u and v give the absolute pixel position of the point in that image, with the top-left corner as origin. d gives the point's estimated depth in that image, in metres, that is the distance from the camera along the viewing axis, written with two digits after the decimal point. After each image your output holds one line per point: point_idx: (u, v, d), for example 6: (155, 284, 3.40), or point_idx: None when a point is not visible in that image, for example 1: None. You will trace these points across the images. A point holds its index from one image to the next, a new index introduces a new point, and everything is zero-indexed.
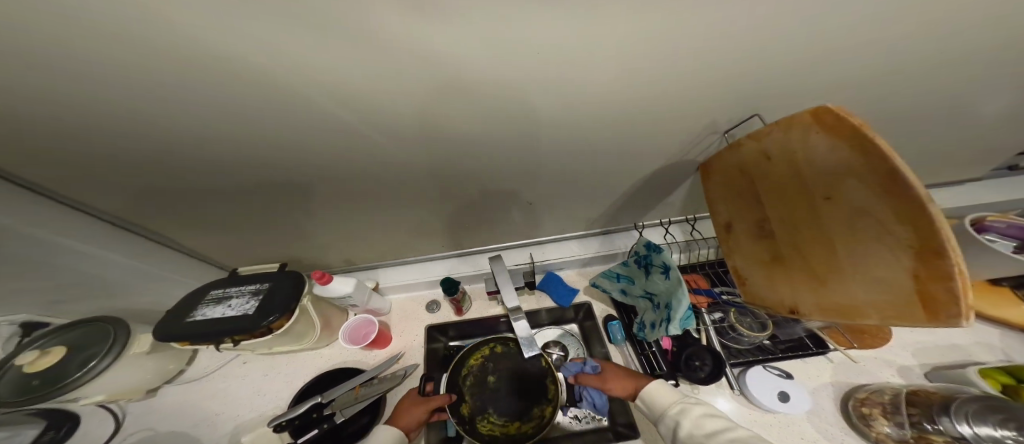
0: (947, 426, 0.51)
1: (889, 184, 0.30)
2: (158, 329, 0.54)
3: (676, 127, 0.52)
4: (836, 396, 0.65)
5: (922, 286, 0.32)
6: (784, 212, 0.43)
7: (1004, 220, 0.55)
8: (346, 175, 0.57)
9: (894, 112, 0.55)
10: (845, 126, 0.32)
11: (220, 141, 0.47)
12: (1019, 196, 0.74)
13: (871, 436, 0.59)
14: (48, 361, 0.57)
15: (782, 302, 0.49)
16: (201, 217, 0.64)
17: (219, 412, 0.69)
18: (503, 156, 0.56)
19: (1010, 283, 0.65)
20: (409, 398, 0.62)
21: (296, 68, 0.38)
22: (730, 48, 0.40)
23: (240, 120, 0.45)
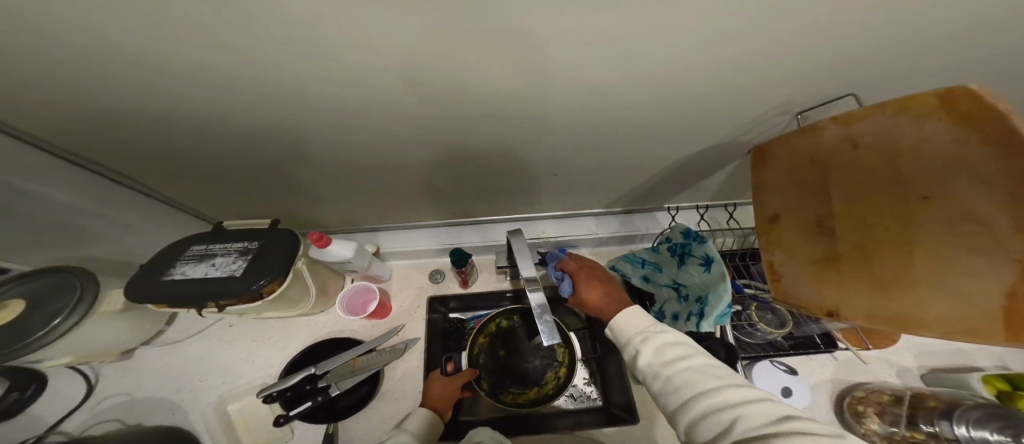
0: (943, 428, 0.53)
1: (1013, 185, 0.26)
2: (128, 288, 0.47)
3: (745, 105, 0.46)
4: (831, 394, 0.66)
5: (1013, 304, 0.28)
6: (857, 209, 0.39)
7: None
8: (357, 129, 0.48)
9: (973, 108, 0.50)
10: (978, 112, 0.27)
11: (211, 86, 0.38)
12: None
13: (859, 430, 0.61)
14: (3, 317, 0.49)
15: (823, 303, 0.46)
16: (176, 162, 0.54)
17: (203, 378, 0.63)
18: (544, 121, 0.48)
19: None
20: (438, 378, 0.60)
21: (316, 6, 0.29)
22: (857, 20, 0.32)
23: (223, 59, 0.34)
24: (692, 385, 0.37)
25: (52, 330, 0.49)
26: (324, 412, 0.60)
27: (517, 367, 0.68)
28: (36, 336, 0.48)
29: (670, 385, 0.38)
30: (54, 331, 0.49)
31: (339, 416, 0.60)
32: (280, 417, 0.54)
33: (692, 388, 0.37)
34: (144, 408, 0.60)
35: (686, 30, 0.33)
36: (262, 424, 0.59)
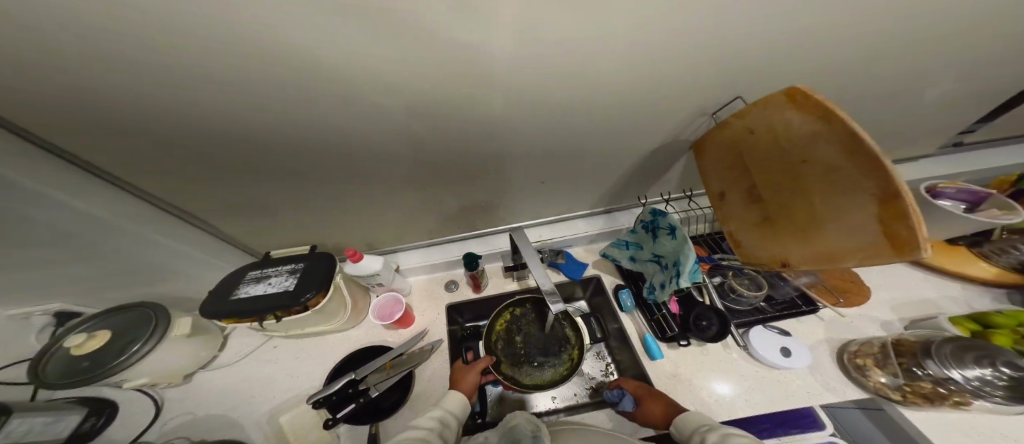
0: (935, 370, 0.54)
1: (850, 145, 0.37)
2: (204, 306, 0.59)
3: (673, 108, 0.58)
4: (830, 351, 0.68)
5: (885, 227, 0.38)
6: (770, 178, 0.50)
7: (954, 186, 0.61)
8: (376, 163, 0.62)
9: (859, 92, 0.62)
10: (812, 100, 0.40)
11: (272, 135, 0.53)
12: (992, 165, 0.81)
13: (870, 385, 0.61)
14: (93, 345, 0.61)
15: (774, 259, 0.55)
16: (235, 209, 0.68)
17: (255, 394, 0.73)
18: (519, 140, 0.61)
19: (966, 241, 0.73)
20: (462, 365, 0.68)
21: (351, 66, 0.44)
22: (718, 34, 0.46)
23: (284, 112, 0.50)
24: None
25: (132, 356, 0.61)
26: (368, 414, 0.66)
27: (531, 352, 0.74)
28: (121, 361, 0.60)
29: None
30: (132, 357, 0.60)
31: (379, 416, 0.65)
32: (329, 420, 0.61)
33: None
34: (207, 424, 0.69)
35: (600, 54, 0.47)
36: (310, 433, 0.65)
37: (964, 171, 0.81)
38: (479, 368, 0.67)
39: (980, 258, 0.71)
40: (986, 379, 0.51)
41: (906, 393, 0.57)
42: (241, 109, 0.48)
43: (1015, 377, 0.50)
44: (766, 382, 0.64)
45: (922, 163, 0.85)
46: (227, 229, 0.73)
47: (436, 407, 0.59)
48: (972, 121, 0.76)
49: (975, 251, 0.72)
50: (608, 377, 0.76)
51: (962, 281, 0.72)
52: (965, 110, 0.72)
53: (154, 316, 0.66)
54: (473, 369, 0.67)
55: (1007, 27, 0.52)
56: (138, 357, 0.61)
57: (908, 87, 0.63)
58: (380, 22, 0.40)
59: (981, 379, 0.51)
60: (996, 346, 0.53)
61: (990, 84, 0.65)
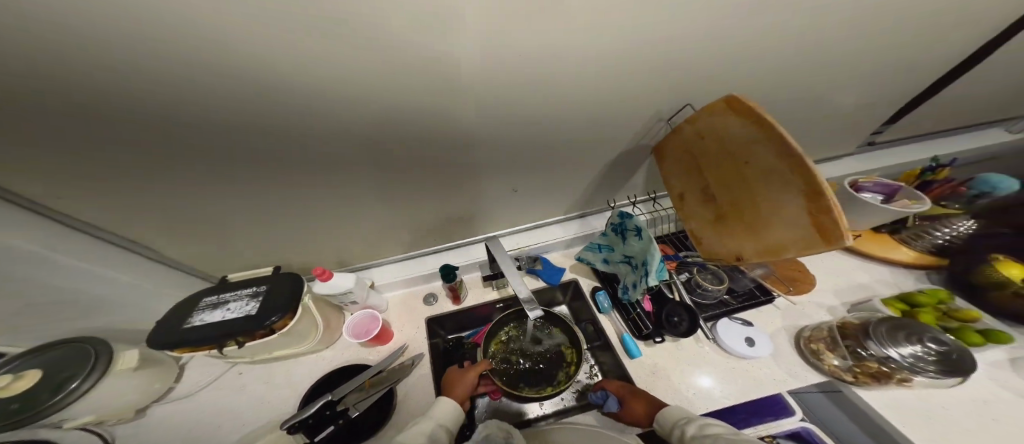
0: (875, 350, 0.61)
1: (781, 147, 0.43)
2: (152, 338, 0.55)
3: (629, 115, 0.63)
4: (789, 337, 0.73)
5: (815, 220, 0.43)
6: (720, 179, 0.55)
7: (870, 182, 0.76)
8: (344, 176, 0.62)
9: (788, 100, 0.70)
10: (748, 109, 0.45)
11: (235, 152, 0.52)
12: (900, 163, 0.93)
13: (826, 369, 0.66)
14: (23, 385, 0.56)
15: (729, 254, 0.59)
16: (193, 228, 0.64)
17: (221, 423, 0.68)
18: (489, 151, 0.64)
19: (887, 229, 0.83)
20: (458, 373, 0.68)
21: (318, 84, 0.46)
22: (660, 49, 0.52)
23: (247, 127, 0.49)
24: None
25: (70, 395, 0.56)
26: (347, 436, 0.63)
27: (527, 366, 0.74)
28: (56, 400, 0.56)
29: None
30: (69, 396, 0.56)
31: (360, 436, 0.63)
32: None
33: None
34: None
35: (558, 68, 0.51)
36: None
37: (880, 168, 0.93)
38: (476, 372, 0.67)
39: (902, 243, 0.81)
40: (917, 355, 0.59)
41: (856, 373, 0.63)
42: (201, 126, 0.47)
43: (936, 351, 0.59)
44: (736, 371, 0.67)
45: (847, 161, 0.96)
46: (183, 252, 0.69)
47: (426, 419, 0.58)
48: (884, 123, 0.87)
49: (896, 237, 0.82)
50: (593, 378, 0.77)
51: (890, 266, 0.80)
52: (877, 114, 0.83)
53: (96, 349, 0.62)
54: (471, 371, 0.67)
55: (902, 42, 0.61)
56: (77, 395, 0.57)
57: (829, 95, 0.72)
58: (343, 41, 0.42)
59: (914, 356, 0.59)
60: (920, 325, 0.61)
61: (893, 91, 0.76)
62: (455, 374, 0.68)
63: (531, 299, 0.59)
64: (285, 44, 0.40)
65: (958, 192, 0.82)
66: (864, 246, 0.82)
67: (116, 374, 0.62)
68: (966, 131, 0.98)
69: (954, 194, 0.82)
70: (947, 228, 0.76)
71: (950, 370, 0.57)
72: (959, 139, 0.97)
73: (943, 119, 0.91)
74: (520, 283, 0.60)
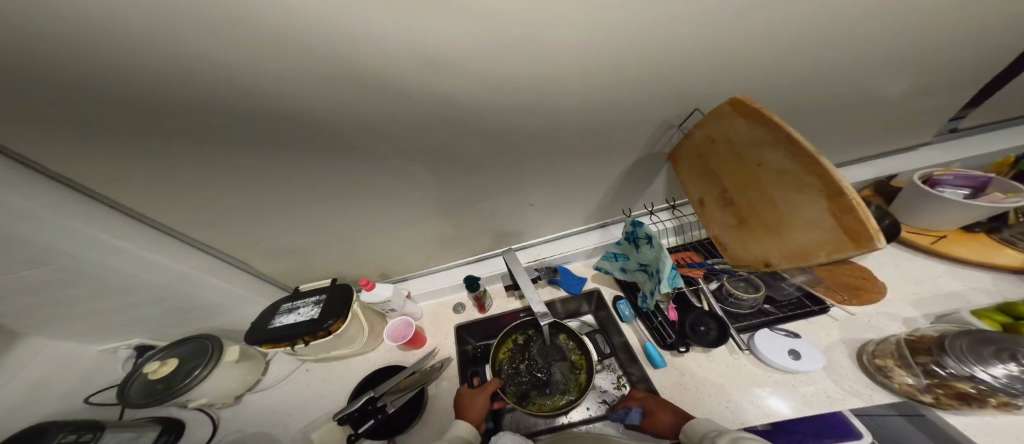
0: (957, 369, 0.49)
1: (792, 147, 0.41)
2: (247, 334, 0.68)
3: (636, 125, 0.64)
4: (849, 352, 0.63)
5: (840, 221, 0.40)
6: (736, 182, 0.53)
7: (951, 174, 0.67)
8: (377, 206, 0.70)
9: (817, 93, 0.65)
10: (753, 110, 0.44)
11: (288, 191, 0.62)
12: (985, 150, 0.80)
13: (898, 390, 0.56)
14: (167, 370, 0.72)
15: (757, 260, 0.55)
16: (260, 258, 0.76)
17: (291, 413, 0.81)
18: (503, 172, 0.69)
19: (983, 228, 0.71)
20: (469, 393, 0.71)
21: (355, 129, 0.55)
22: (655, 60, 0.53)
23: (300, 170, 0.59)
24: None
25: (195, 378, 0.71)
26: (384, 430, 0.71)
27: (536, 376, 0.77)
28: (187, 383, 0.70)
29: None
30: (195, 379, 0.71)
31: (396, 431, 0.71)
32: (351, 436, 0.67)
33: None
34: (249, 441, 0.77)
35: (558, 91, 0.55)
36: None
37: (957, 158, 0.80)
38: (488, 391, 0.70)
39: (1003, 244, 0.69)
40: (1017, 376, 0.46)
41: (938, 396, 0.52)
42: (273, 171, 0.57)
43: None
44: (781, 386, 0.61)
45: (912, 153, 0.85)
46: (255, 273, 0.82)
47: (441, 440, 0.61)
48: (954, 108, 0.76)
49: (996, 238, 0.70)
50: (621, 389, 0.74)
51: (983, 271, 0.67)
52: (944, 97, 0.73)
53: (211, 346, 0.77)
54: (482, 392, 0.70)
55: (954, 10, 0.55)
56: (200, 379, 0.71)
57: (872, 83, 0.66)
58: (380, 93, 0.50)
59: (1013, 377, 0.46)
60: (1011, 337, 0.48)
61: (958, 70, 0.67)
62: (465, 395, 0.70)
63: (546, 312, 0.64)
64: (339, 100, 0.50)
65: None
66: (953, 247, 0.70)
67: (222, 365, 0.77)
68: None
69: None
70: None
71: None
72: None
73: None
74: (535, 293, 0.63)
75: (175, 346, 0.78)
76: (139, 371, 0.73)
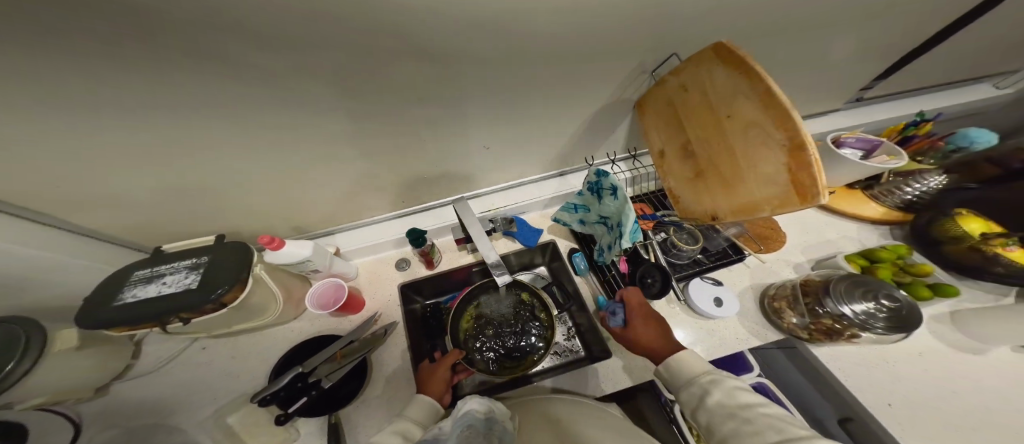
0: (832, 308, 0.59)
1: (765, 98, 0.40)
2: (78, 317, 0.47)
3: (608, 64, 0.57)
4: (755, 296, 0.72)
5: (794, 176, 0.39)
6: (700, 135, 0.52)
7: (853, 136, 0.75)
8: (282, 139, 0.54)
9: (776, 47, 0.64)
10: (735, 56, 0.42)
11: (127, 115, 0.42)
12: (879, 119, 0.92)
13: (783, 327, 0.66)
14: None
15: (705, 212, 0.56)
16: (106, 206, 0.54)
17: (190, 400, 0.66)
18: (451, 105, 0.57)
19: (861, 185, 0.82)
20: (428, 369, 0.65)
21: (213, 19, 0.36)
22: None
23: (135, 84, 0.39)
24: (780, 430, 0.41)
25: (6, 377, 0.48)
26: (325, 403, 0.64)
27: (500, 342, 0.74)
28: None
29: (747, 426, 0.43)
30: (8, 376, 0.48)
31: (338, 406, 0.63)
32: (280, 417, 0.58)
33: (776, 434, 0.41)
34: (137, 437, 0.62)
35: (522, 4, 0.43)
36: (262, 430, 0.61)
37: (857, 124, 0.92)
38: (447, 364, 0.65)
39: (871, 199, 0.80)
40: (869, 312, 0.57)
41: (811, 330, 0.62)
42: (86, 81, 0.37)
43: (889, 307, 0.57)
44: (703, 333, 0.67)
45: (827, 118, 0.94)
46: (104, 232, 0.60)
47: (400, 418, 0.55)
48: (869, 78, 0.85)
49: (868, 193, 0.81)
50: (571, 340, 0.78)
51: (857, 221, 0.80)
52: (865, 67, 0.80)
53: (27, 333, 0.52)
54: (442, 365, 0.64)
55: None
56: (17, 376, 0.49)
57: (816, 48, 0.68)
58: None
59: (866, 312, 0.57)
60: (879, 282, 0.59)
61: (879, 43, 0.72)
62: (425, 370, 0.65)
63: (499, 263, 0.58)
64: None
65: (937, 147, 0.81)
66: (838, 202, 0.81)
67: (54, 356, 0.54)
68: (951, 87, 0.96)
69: (931, 149, 0.83)
70: (920, 183, 0.76)
71: (898, 325, 0.56)
72: (945, 95, 0.96)
73: (932, 74, 0.88)
74: (488, 246, 0.57)
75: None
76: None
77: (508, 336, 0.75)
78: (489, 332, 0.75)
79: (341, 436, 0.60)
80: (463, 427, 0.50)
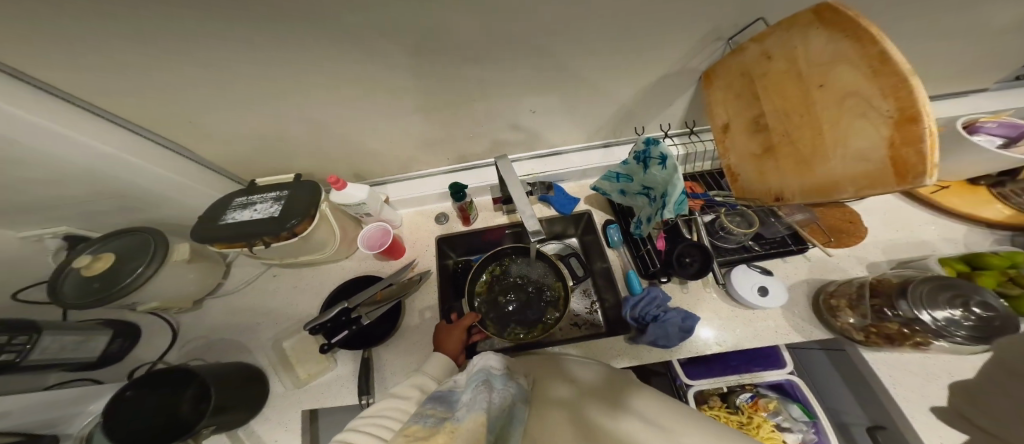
0: (906, 311, 0.52)
1: (876, 64, 0.35)
2: (193, 232, 0.56)
3: (680, 30, 0.52)
4: (808, 291, 0.67)
5: (894, 153, 0.34)
6: (780, 108, 0.47)
7: (992, 121, 0.63)
8: (348, 93, 0.58)
9: (889, 14, 0.55)
10: (842, 14, 0.37)
11: (227, 62, 0.48)
12: (1010, 107, 0.76)
13: (836, 326, 0.61)
14: (102, 266, 0.59)
15: (767, 193, 0.52)
16: (202, 139, 0.64)
17: (259, 320, 0.77)
18: (505, 69, 0.57)
19: (986, 182, 0.70)
20: (445, 329, 0.67)
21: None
22: None
23: (235, 40, 0.45)
24: None
25: (135, 279, 0.58)
26: (359, 340, 0.69)
27: (523, 306, 0.76)
28: (125, 283, 0.58)
29: None
30: (137, 280, 0.58)
31: (370, 343, 0.69)
32: (324, 346, 0.63)
33: None
34: (219, 346, 0.74)
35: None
36: (310, 359, 0.70)
37: (977, 111, 0.77)
38: (464, 325, 0.67)
39: (997, 199, 0.69)
40: (954, 319, 0.49)
41: (870, 333, 0.57)
42: (199, 34, 0.43)
43: (982, 317, 0.49)
44: (736, 320, 0.64)
45: (939, 103, 0.80)
46: (199, 166, 0.69)
47: (418, 374, 0.57)
48: (1008, 56, 0.69)
49: (995, 191, 0.70)
50: (592, 313, 0.78)
51: (967, 225, 0.70)
52: (1006, 41, 0.65)
53: (156, 244, 0.63)
54: (458, 326, 0.66)
55: None
56: (143, 281, 0.59)
57: (941, 16, 0.57)
58: None
59: (950, 319, 0.49)
60: (974, 286, 0.50)
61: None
62: (442, 329, 0.67)
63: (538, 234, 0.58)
64: None
65: None
66: (951, 201, 0.70)
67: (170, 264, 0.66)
68: None
69: None
70: None
71: (985, 336, 0.48)
72: None
73: None
74: (528, 208, 0.58)
75: (109, 238, 0.64)
76: (69, 265, 0.61)
77: (525, 301, 0.76)
78: (505, 298, 0.77)
79: (369, 370, 0.66)
80: (478, 381, 0.48)
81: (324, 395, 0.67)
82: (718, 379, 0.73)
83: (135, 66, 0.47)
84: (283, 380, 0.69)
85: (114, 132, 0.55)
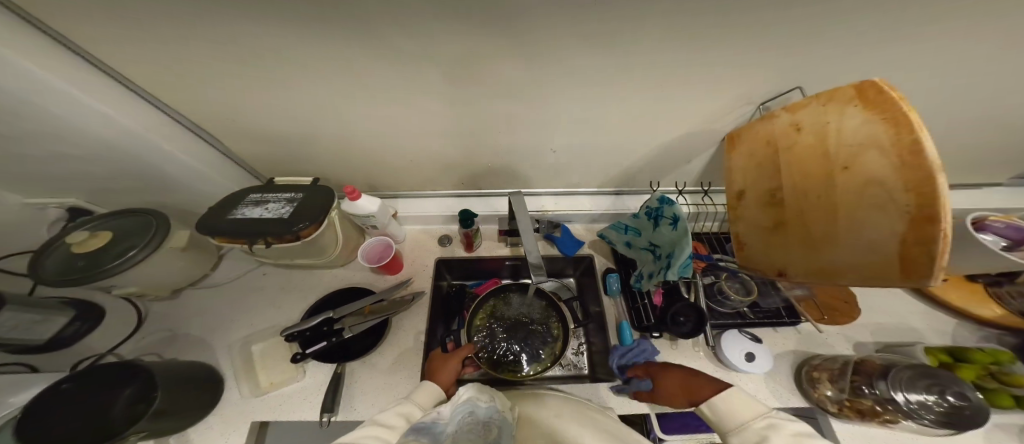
0: (882, 390, 0.54)
1: (907, 156, 0.35)
2: (199, 222, 0.53)
3: (711, 95, 0.55)
4: (793, 363, 0.67)
5: (904, 250, 0.37)
6: (797, 184, 0.48)
7: (1002, 221, 0.63)
8: (381, 108, 0.57)
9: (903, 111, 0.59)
10: (884, 97, 0.37)
11: (265, 58, 0.47)
12: (998, 206, 0.81)
13: (813, 397, 0.61)
14: (96, 245, 0.56)
15: (771, 266, 0.56)
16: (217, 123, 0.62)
17: (234, 320, 0.72)
18: (539, 107, 0.58)
19: (985, 280, 0.73)
20: (440, 359, 0.63)
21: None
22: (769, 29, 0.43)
23: (280, 39, 0.44)
24: None
25: (123, 261, 0.54)
26: (337, 354, 0.65)
27: (518, 340, 0.74)
28: (113, 264, 0.53)
29: None
30: (125, 262, 0.54)
31: (347, 356, 0.65)
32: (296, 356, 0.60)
33: None
34: (184, 342, 0.68)
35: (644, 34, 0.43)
36: (277, 366, 0.64)
37: (969, 206, 0.82)
38: (460, 357, 0.64)
39: (992, 298, 0.71)
40: (925, 403, 0.52)
41: (844, 407, 0.58)
42: (244, 27, 0.43)
43: (953, 405, 0.51)
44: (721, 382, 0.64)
45: None
46: (207, 153, 0.66)
47: (405, 400, 0.54)
48: (995, 159, 0.76)
49: (991, 291, 0.72)
50: (579, 355, 0.75)
51: (957, 317, 0.73)
52: (995, 148, 0.71)
53: (156, 224, 0.59)
54: (455, 356, 0.63)
55: None
56: (131, 264, 0.54)
57: (943, 120, 0.62)
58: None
59: (922, 403, 0.51)
60: (951, 376, 0.53)
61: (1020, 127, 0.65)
62: (437, 359, 0.63)
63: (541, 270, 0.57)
64: None
65: None
66: (946, 291, 0.73)
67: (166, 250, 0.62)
68: None
69: None
70: None
71: (950, 422, 0.51)
72: None
73: None
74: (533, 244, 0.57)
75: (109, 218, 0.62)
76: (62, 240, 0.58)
77: (522, 333, 0.74)
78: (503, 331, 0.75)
79: (338, 386, 0.61)
80: (466, 414, 0.49)
81: (283, 407, 0.60)
82: (691, 435, 0.72)
83: (168, 43, 0.45)
84: (241, 388, 0.62)
85: (128, 104, 0.53)
